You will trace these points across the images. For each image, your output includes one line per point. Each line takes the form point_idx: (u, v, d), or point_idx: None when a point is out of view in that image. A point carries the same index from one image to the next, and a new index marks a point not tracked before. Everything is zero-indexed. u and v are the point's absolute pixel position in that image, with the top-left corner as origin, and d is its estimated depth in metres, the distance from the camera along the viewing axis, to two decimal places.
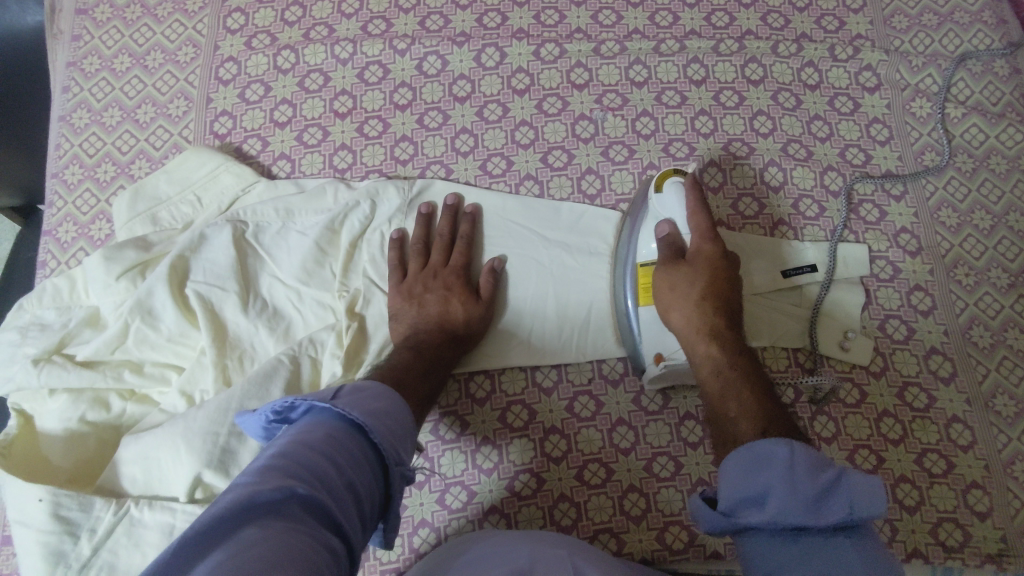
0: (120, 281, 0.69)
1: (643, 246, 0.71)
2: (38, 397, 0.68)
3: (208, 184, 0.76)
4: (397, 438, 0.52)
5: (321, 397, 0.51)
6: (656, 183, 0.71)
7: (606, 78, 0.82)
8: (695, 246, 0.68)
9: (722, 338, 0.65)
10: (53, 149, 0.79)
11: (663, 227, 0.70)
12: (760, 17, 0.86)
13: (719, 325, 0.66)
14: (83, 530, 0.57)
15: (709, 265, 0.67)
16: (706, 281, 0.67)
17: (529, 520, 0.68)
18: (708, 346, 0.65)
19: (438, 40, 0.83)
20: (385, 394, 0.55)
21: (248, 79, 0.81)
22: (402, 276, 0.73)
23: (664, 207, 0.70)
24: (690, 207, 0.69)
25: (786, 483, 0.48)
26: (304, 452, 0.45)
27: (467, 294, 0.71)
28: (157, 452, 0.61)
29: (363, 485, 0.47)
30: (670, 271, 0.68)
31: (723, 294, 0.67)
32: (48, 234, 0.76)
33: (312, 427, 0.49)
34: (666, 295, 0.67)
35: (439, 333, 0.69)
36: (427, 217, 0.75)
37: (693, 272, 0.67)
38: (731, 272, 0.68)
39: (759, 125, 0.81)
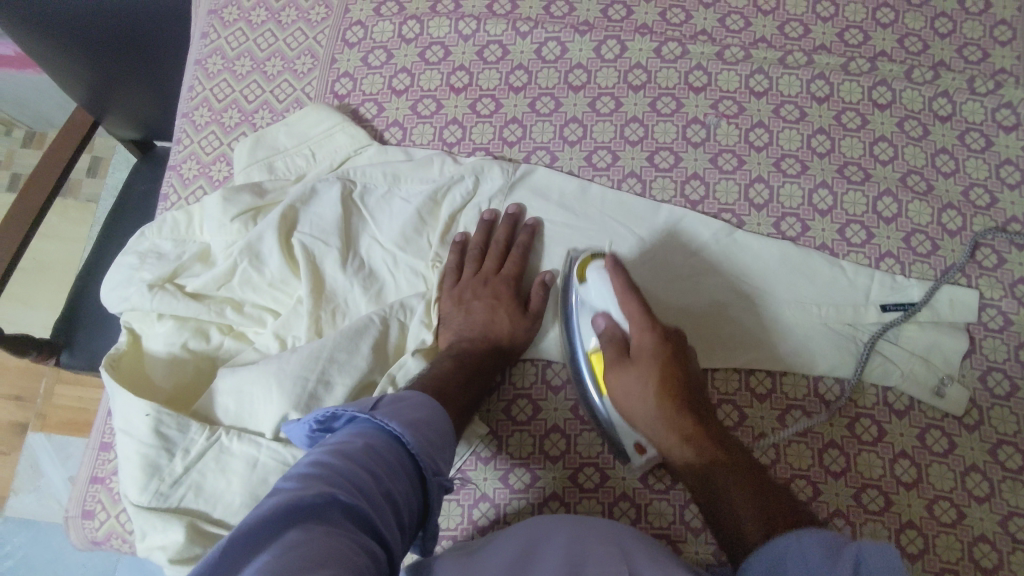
0: (233, 223, 0.73)
1: (587, 339, 0.71)
2: (148, 318, 0.72)
3: (323, 140, 0.79)
4: (435, 447, 0.53)
5: (362, 408, 0.53)
6: (579, 273, 0.72)
7: (726, 84, 0.81)
8: (636, 341, 0.68)
9: (691, 434, 0.63)
10: (187, 90, 0.84)
11: (598, 321, 0.70)
12: (897, 39, 0.82)
13: (688, 422, 0.64)
14: (178, 448, 0.60)
15: (653, 357, 0.66)
16: (655, 373, 0.65)
17: (587, 513, 0.68)
18: (682, 450, 0.63)
19: (561, 27, 0.83)
20: (424, 404, 0.57)
21: (373, 44, 0.84)
22: (458, 277, 0.74)
23: (589, 299, 0.71)
24: (618, 296, 0.69)
25: (806, 570, 0.46)
26: (346, 462, 0.46)
27: (514, 306, 0.72)
28: (251, 387, 0.64)
29: (402, 495, 0.48)
30: (619, 370, 0.67)
31: (676, 372, 0.65)
32: (173, 168, 0.81)
33: (352, 436, 0.50)
34: (622, 405, 0.67)
35: (485, 344, 0.70)
36: (489, 224, 0.76)
37: (639, 372, 0.66)
38: (677, 350, 0.66)
39: (879, 151, 0.78)
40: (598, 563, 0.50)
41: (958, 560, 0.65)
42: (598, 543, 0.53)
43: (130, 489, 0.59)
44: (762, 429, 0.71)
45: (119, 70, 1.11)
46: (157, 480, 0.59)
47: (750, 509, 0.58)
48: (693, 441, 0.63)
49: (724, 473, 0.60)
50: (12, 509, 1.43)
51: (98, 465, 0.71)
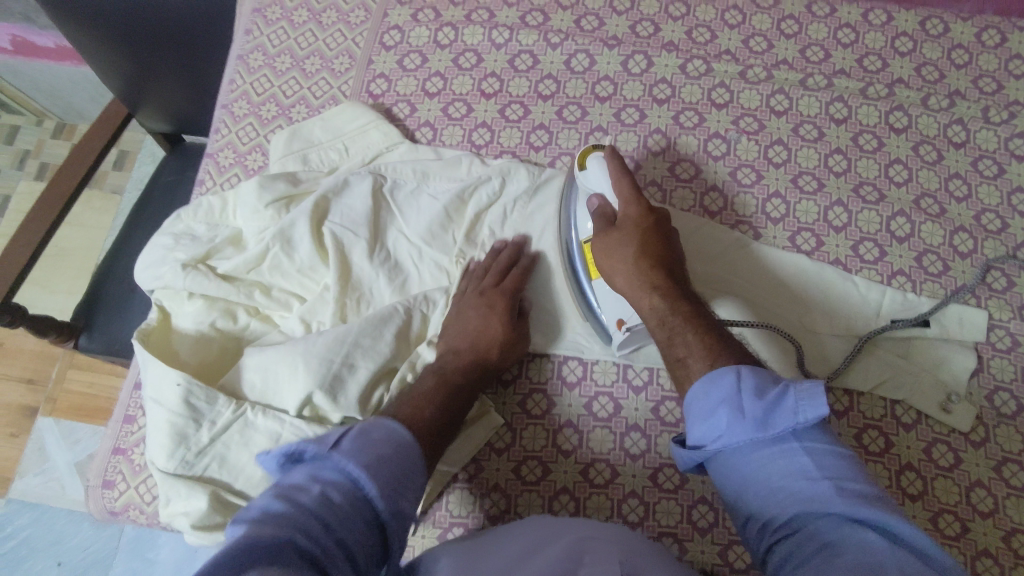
0: (267, 209, 0.75)
1: (582, 227, 0.74)
2: (177, 297, 0.74)
3: (357, 136, 0.81)
4: (399, 487, 0.51)
5: (322, 446, 0.51)
6: (581, 162, 0.74)
7: (747, 102, 0.84)
8: (622, 213, 0.68)
9: (662, 288, 0.62)
10: (228, 83, 0.87)
11: (592, 202, 0.71)
12: (915, 68, 0.85)
13: (659, 277, 0.63)
14: (205, 420, 0.62)
15: (638, 224, 0.67)
16: (637, 238, 0.66)
17: (596, 508, 0.70)
18: (651, 299, 0.62)
19: (590, 41, 0.86)
20: (392, 438, 0.54)
21: (409, 48, 0.87)
22: (458, 295, 0.74)
23: (587, 184, 0.73)
24: (612, 179, 0.70)
25: (734, 410, 0.49)
26: (297, 512, 0.45)
27: (508, 320, 0.71)
28: (278, 366, 0.65)
29: (358, 538, 0.48)
30: (603, 237, 0.68)
31: (658, 246, 0.65)
32: (210, 156, 0.84)
33: (309, 481, 0.49)
34: (605, 264, 0.67)
35: (474, 360, 0.68)
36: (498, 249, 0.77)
37: (624, 234, 0.67)
38: (663, 225, 0.67)
39: (894, 173, 0.81)
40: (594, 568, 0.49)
41: None
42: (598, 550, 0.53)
43: (157, 456, 0.61)
44: None
45: (153, 65, 1.15)
46: (183, 449, 0.61)
47: (694, 338, 0.57)
48: (661, 291, 0.62)
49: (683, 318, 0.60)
50: (17, 490, 1.44)
51: (121, 438, 0.73)
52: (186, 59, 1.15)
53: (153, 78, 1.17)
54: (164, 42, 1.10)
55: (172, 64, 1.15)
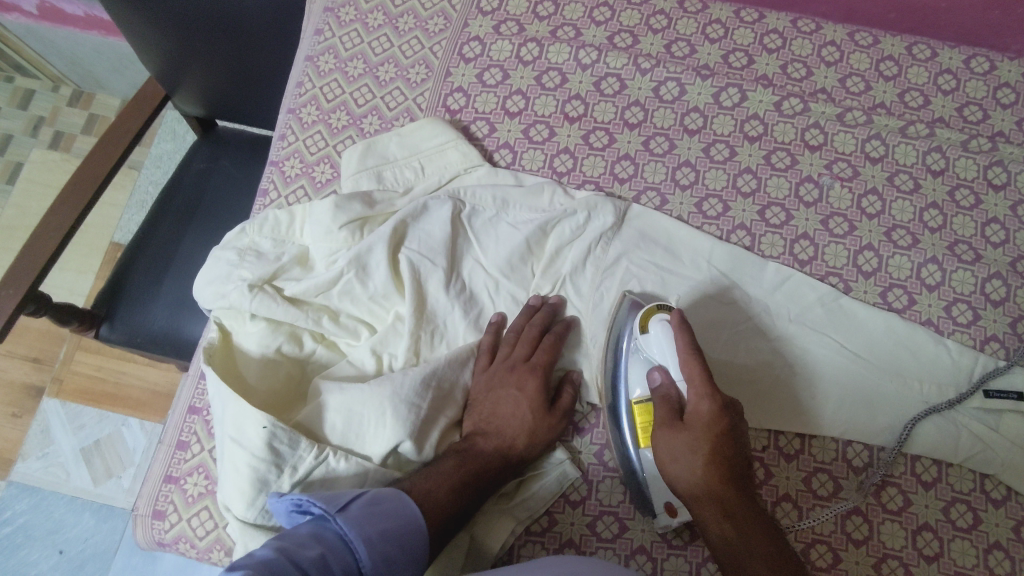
0: (341, 230, 0.71)
1: (633, 388, 0.67)
2: (240, 317, 0.70)
3: (434, 156, 0.77)
4: (393, 566, 0.51)
5: (332, 506, 0.52)
6: (641, 322, 0.67)
7: (842, 146, 0.80)
8: (692, 408, 0.60)
9: (734, 514, 0.58)
10: (296, 85, 0.83)
11: (654, 375, 0.65)
12: (1016, 122, 0.82)
13: (729, 493, 0.58)
14: (287, 465, 0.58)
15: (709, 431, 0.58)
16: (708, 446, 0.58)
17: (674, 570, 0.66)
18: (719, 524, 0.58)
19: (682, 69, 0.82)
20: (399, 510, 0.54)
21: (490, 62, 0.82)
22: (490, 361, 0.70)
23: (648, 348, 0.66)
24: (679, 356, 0.62)
25: None
26: (294, 567, 0.45)
27: (539, 403, 0.67)
28: (362, 408, 0.62)
29: None
30: (670, 434, 0.60)
31: (728, 452, 0.58)
32: (275, 164, 0.79)
33: (309, 539, 0.49)
34: (668, 467, 0.60)
35: (500, 457, 0.64)
36: (534, 310, 0.71)
37: (692, 440, 0.59)
38: (735, 425, 0.60)
39: (990, 232, 0.78)
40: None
41: None
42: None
43: (234, 499, 0.58)
44: (855, 503, 0.69)
45: (189, 51, 1.08)
46: (264, 496, 0.57)
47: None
48: (733, 518, 0.58)
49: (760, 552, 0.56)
50: (18, 474, 1.34)
51: (173, 464, 0.69)
52: (237, 45, 1.07)
53: (189, 66, 1.11)
54: (200, 29, 1.04)
55: (208, 52, 1.08)
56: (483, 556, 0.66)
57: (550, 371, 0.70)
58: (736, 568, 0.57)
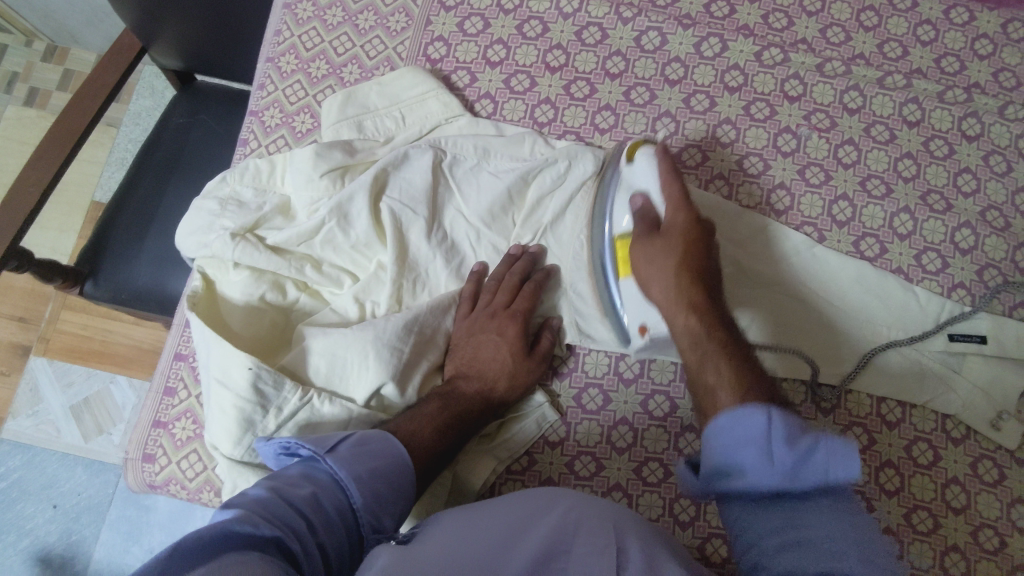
0: (322, 179, 0.71)
1: (620, 221, 0.70)
2: (223, 266, 0.71)
3: (415, 105, 0.77)
4: (383, 503, 0.52)
5: (321, 447, 0.53)
6: (628, 153, 0.70)
7: (820, 97, 0.81)
8: (668, 221, 0.65)
9: (699, 308, 0.60)
10: (274, 34, 0.82)
11: (637, 200, 0.68)
12: (992, 73, 0.82)
13: (698, 294, 0.61)
14: (272, 406, 0.60)
15: (682, 236, 0.63)
16: (681, 253, 0.62)
17: (649, 506, 0.69)
18: (687, 318, 0.60)
19: (664, 18, 0.82)
20: (390, 452, 0.55)
21: (470, 11, 0.81)
22: (471, 309, 0.71)
23: (633, 178, 0.69)
24: (662, 178, 0.66)
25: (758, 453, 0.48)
26: (284, 506, 0.47)
27: (519, 348, 0.68)
28: (345, 352, 0.63)
29: (334, 544, 0.49)
30: (646, 245, 0.65)
31: (699, 257, 0.62)
32: (254, 114, 0.79)
33: (300, 480, 0.51)
34: (641, 270, 0.65)
35: (480, 400, 0.66)
36: (515, 258, 0.72)
37: (667, 244, 0.63)
38: (709, 241, 0.64)
39: (962, 182, 0.79)
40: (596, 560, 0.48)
41: None
42: (595, 524, 0.51)
43: (222, 440, 0.60)
44: None
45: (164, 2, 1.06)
46: (250, 436, 0.59)
47: (726, 366, 0.55)
48: (700, 315, 0.59)
49: (712, 345, 0.57)
50: (9, 431, 1.36)
51: (162, 410, 0.71)
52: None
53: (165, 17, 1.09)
54: None
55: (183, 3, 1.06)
56: (466, 493, 0.69)
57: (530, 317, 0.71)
58: (693, 364, 0.58)
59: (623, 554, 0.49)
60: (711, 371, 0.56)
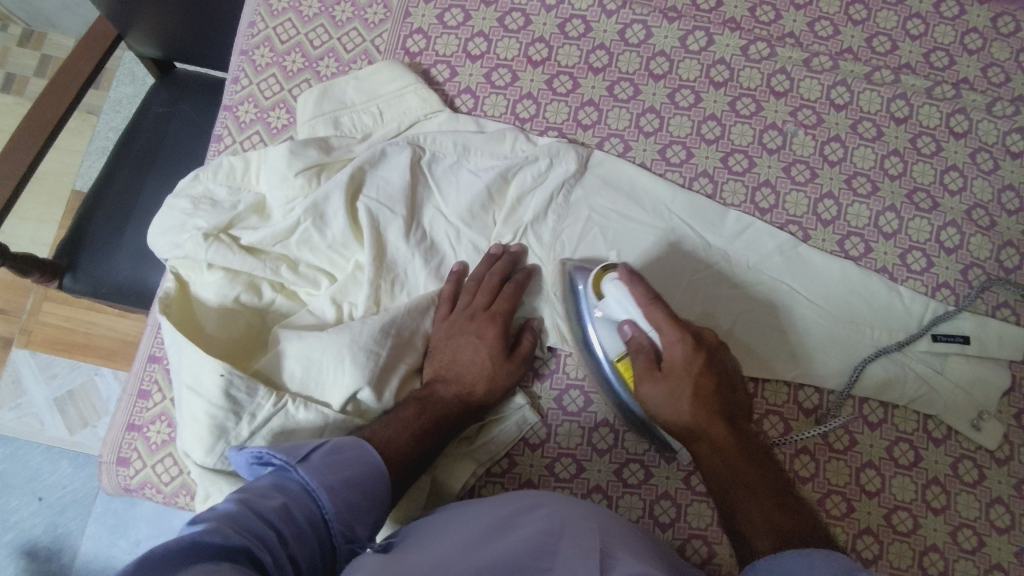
0: (297, 178, 0.69)
1: (610, 347, 0.68)
2: (197, 267, 0.69)
3: (393, 100, 0.75)
4: (356, 513, 0.52)
5: (293, 457, 0.53)
6: (594, 289, 0.67)
7: (807, 92, 0.79)
8: (666, 355, 0.63)
9: (720, 442, 0.61)
10: (248, 26, 0.79)
11: (625, 330, 0.66)
12: (981, 68, 0.81)
13: (717, 428, 0.61)
14: (245, 412, 0.59)
15: (689, 374, 0.62)
16: (692, 389, 0.62)
17: (629, 508, 0.69)
18: (710, 458, 0.61)
19: (649, 10, 0.80)
20: (362, 459, 0.55)
21: (450, 2, 0.79)
22: (450, 310, 0.70)
23: (611, 309, 0.66)
24: (642, 306, 0.64)
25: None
26: (256, 517, 0.46)
27: (499, 350, 0.68)
28: (320, 356, 0.62)
29: (305, 556, 0.48)
30: (649, 386, 0.64)
31: (710, 385, 0.62)
32: (228, 109, 0.77)
33: (271, 490, 0.50)
34: (654, 413, 0.64)
35: (458, 403, 0.65)
36: (496, 258, 0.71)
37: (672, 385, 0.63)
38: (712, 360, 0.63)
39: (949, 180, 0.78)
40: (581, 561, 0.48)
41: None
42: (579, 530, 0.52)
43: (194, 446, 0.59)
44: (804, 443, 0.72)
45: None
46: (223, 443, 0.58)
47: (755, 503, 0.59)
48: (723, 453, 0.61)
49: (747, 480, 0.60)
50: None
51: (136, 413, 0.69)
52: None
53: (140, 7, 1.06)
54: None
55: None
56: (446, 497, 0.68)
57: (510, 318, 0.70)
58: (725, 500, 0.61)
59: (608, 556, 0.49)
60: (757, 504, 0.59)
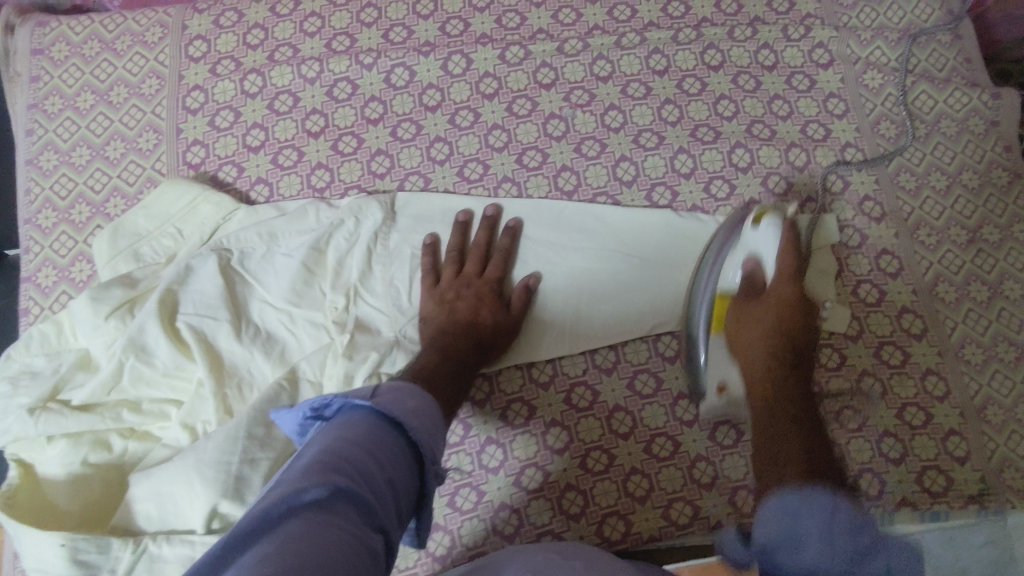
0: (108, 321, 0.69)
1: (726, 277, 0.70)
2: (37, 444, 0.67)
3: (187, 215, 0.76)
4: (434, 436, 0.53)
5: (359, 394, 0.51)
6: (752, 217, 0.70)
7: (572, 76, 0.84)
8: (774, 289, 0.69)
9: (771, 354, 0.66)
10: (25, 194, 0.79)
11: (748, 262, 0.70)
12: (714, 4, 0.88)
13: (775, 343, 0.67)
14: (104, 571, 0.58)
15: (786, 307, 0.68)
16: (779, 316, 0.67)
17: (539, 512, 0.70)
18: (747, 354, 0.68)
19: (403, 52, 0.84)
20: (418, 391, 0.55)
21: (217, 106, 0.81)
22: (434, 283, 0.75)
23: (755, 243, 0.70)
24: (782, 253, 0.69)
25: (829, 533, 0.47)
26: (350, 448, 0.46)
27: (497, 305, 0.73)
28: (170, 487, 0.61)
29: (401, 479, 0.49)
30: (744, 305, 0.69)
31: (796, 328, 0.68)
32: (28, 280, 0.76)
33: (351, 423, 0.49)
34: (733, 329, 0.69)
35: (439, 355, 0.68)
36: (433, 246, 0.76)
37: (767, 305, 0.68)
38: (807, 316, 0.69)
39: (723, 109, 0.83)
40: (560, 571, 0.52)
41: (871, 458, 0.72)
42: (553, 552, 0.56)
43: None
44: (679, 389, 0.73)
45: None
46: None
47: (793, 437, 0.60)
48: (772, 361, 0.66)
49: (782, 412, 0.63)
50: None
51: None
52: None
53: None
54: None
55: None
56: None
57: (502, 285, 0.76)
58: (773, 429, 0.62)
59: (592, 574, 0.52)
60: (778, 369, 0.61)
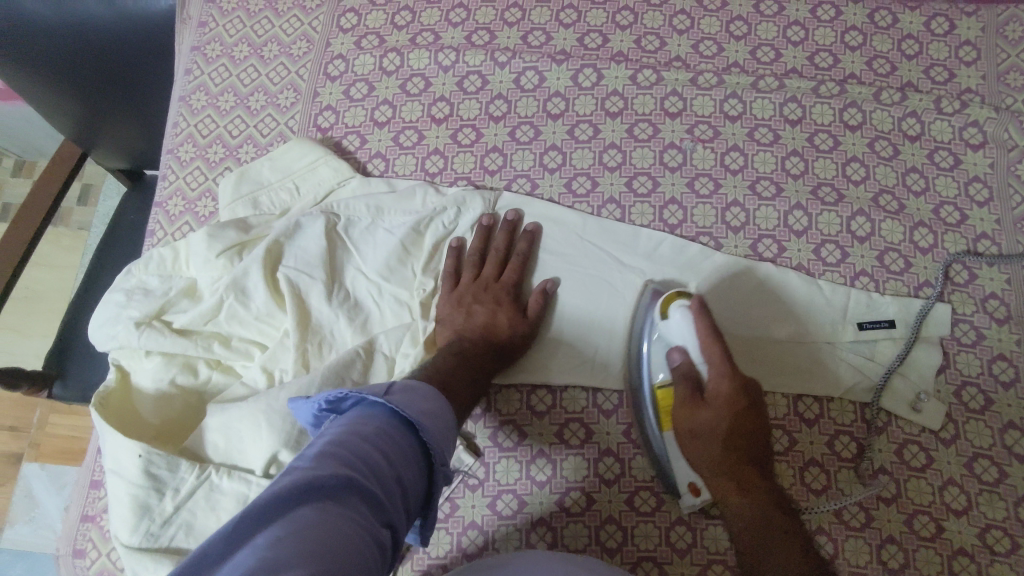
0: (219, 258, 0.74)
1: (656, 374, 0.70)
2: (136, 355, 0.73)
3: (307, 174, 0.80)
4: (445, 438, 0.53)
5: (374, 391, 0.51)
6: (662, 306, 0.70)
7: (701, 109, 0.82)
8: (712, 387, 0.66)
9: (747, 485, 0.64)
10: (172, 126, 0.86)
11: (676, 356, 0.69)
12: (866, 62, 0.84)
13: (745, 472, 0.64)
14: (168, 488, 0.63)
15: (731, 408, 0.65)
16: (728, 420, 0.65)
17: (574, 536, 0.69)
18: (739, 498, 0.63)
19: (538, 57, 0.85)
20: (433, 395, 0.55)
21: (355, 77, 0.85)
22: (455, 284, 0.75)
23: (671, 335, 0.69)
24: (701, 338, 0.67)
25: None
26: (361, 443, 0.46)
27: (514, 311, 0.73)
28: (239, 424, 0.66)
29: (410, 479, 0.48)
30: (691, 412, 0.67)
31: (749, 425, 0.65)
32: (159, 205, 0.82)
33: (363, 419, 0.49)
34: (688, 436, 0.67)
35: (455, 358, 0.68)
36: (458, 250, 0.77)
37: (714, 412, 0.66)
38: (753, 398, 0.66)
39: (852, 171, 0.80)
40: None
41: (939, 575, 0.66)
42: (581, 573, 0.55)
43: (121, 530, 0.62)
44: None
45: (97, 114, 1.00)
46: (147, 520, 0.62)
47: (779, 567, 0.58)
48: (749, 492, 0.63)
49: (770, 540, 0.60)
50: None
51: (89, 504, 0.72)
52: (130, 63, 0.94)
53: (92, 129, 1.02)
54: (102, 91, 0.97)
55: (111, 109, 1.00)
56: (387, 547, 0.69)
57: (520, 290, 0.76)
58: (757, 536, 0.61)
59: None
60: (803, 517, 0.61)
